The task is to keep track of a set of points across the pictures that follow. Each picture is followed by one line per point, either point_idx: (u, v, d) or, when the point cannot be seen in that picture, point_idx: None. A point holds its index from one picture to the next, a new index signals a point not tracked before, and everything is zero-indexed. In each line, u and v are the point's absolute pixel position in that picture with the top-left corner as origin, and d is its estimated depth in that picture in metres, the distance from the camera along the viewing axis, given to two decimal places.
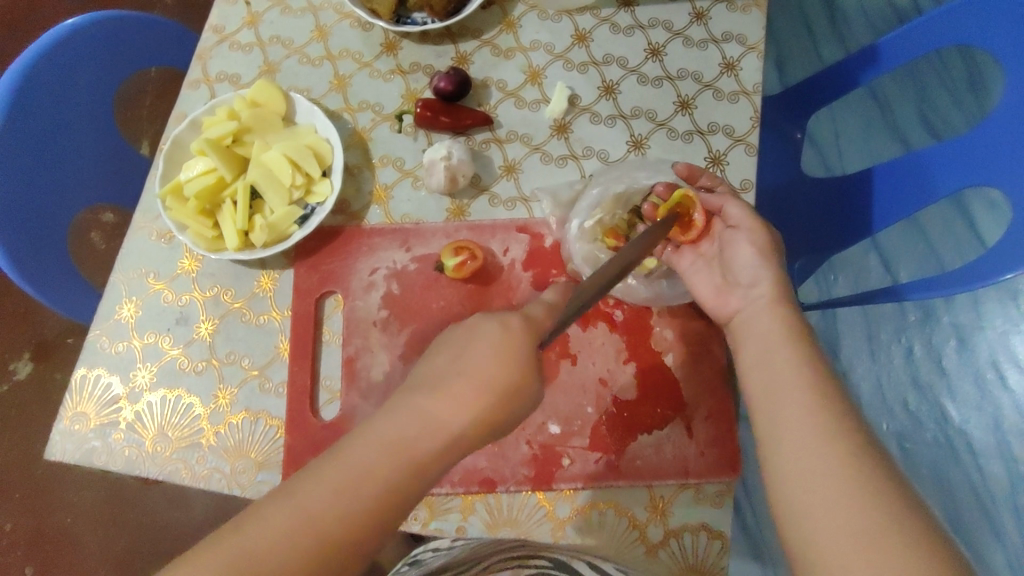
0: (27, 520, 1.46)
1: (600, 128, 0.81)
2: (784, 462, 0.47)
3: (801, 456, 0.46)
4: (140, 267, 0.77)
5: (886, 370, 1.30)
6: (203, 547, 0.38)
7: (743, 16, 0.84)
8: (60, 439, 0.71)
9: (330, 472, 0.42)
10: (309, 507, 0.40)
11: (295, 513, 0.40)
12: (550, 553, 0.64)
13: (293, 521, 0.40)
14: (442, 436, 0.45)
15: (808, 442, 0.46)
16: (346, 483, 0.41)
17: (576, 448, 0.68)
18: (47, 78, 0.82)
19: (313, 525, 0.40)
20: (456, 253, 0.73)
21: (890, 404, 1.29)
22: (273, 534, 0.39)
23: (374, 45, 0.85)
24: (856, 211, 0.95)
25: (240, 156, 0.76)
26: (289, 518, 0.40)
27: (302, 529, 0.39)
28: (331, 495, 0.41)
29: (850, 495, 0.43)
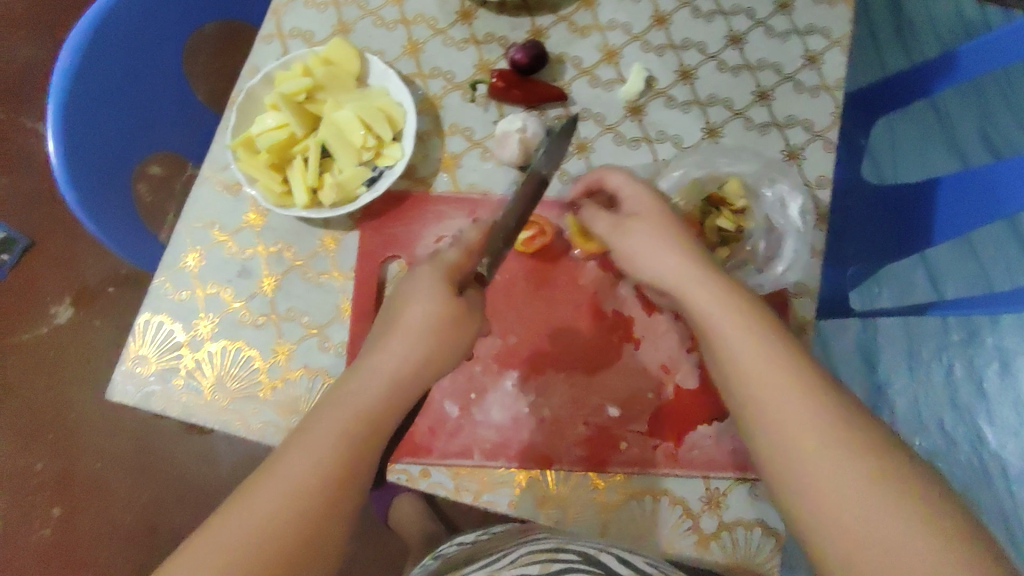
0: (57, 462, 1.49)
1: (675, 113, 0.79)
2: (781, 443, 0.46)
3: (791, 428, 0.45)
4: (205, 217, 0.77)
5: (924, 388, 1.27)
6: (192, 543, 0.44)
7: (829, 9, 0.82)
8: (121, 380, 0.71)
9: (310, 434, 0.50)
10: (283, 491, 0.47)
11: (272, 500, 0.46)
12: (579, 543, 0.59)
13: (277, 500, 0.46)
14: (399, 390, 0.55)
15: (810, 428, 0.45)
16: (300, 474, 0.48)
17: (634, 433, 0.67)
18: (123, 23, 0.82)
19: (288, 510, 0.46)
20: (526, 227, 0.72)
21: (927, 422, 1.26)
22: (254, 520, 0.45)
23: (449, 13, 0.83)
24: (917, 219, 0.93)
25: (312, 113, 0.76)
26: (297, 467, 0.48)
27: (280, 513, 0.46)
28: (293, 481, 0.47)
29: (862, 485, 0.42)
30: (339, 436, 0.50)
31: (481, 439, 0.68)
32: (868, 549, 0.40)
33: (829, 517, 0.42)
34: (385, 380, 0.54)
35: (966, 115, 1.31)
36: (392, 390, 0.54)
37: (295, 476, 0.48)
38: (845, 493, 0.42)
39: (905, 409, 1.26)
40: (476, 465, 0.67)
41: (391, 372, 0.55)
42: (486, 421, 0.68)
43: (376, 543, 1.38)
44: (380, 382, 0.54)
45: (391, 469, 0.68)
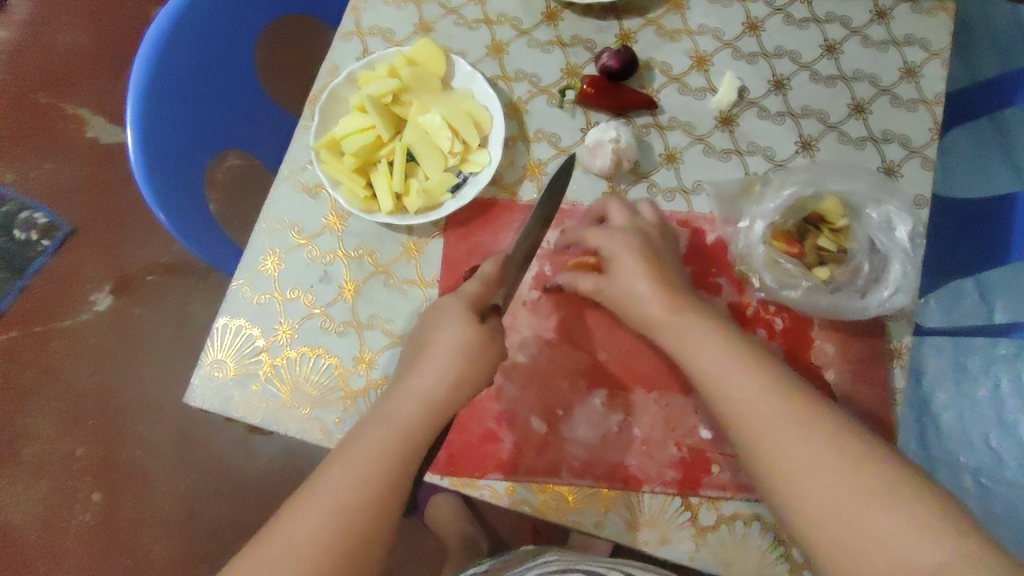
0: (98, 448, 1.50)
1: (768, 124, 0.77)
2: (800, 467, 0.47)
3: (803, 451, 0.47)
4: (284, 219, 0.76)
5: (970, 403, 1.20)
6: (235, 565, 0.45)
7: (928, 19, 0.79)
8: (199, 384, 0.70)
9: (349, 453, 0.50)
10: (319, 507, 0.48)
11: (312, 518, 0.47)
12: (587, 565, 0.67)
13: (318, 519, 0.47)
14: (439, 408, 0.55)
15: (805, 439, 0.48)
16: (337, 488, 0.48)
17: (727, 456, 0.66)
18: (202, 16, 0.81)
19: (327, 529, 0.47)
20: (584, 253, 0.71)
21: (972, 438, 1.19)
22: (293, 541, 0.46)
23: (534, 13, 0.82)
24: (996, 238, 0.88)
25: (398, 115, 0.74)
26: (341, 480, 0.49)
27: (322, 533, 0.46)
28: (333, 495, 0.48)
29: (856, 481, 0.44)
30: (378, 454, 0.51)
31: (569, 457, 0.66)
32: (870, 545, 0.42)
33: (830, 521, 0.44)
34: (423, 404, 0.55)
35: None
36: (432, 408, 0.55)
37: (341, 491, 0.48)
38: (841, 492, 0.45)
39: (950, 424, 1.20)
40: (564, 483, 0.66)
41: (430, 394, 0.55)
42: (574, 437, 0.67)
43: (414, 542, 1.38)
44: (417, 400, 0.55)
45: (476, 484, 0.66)
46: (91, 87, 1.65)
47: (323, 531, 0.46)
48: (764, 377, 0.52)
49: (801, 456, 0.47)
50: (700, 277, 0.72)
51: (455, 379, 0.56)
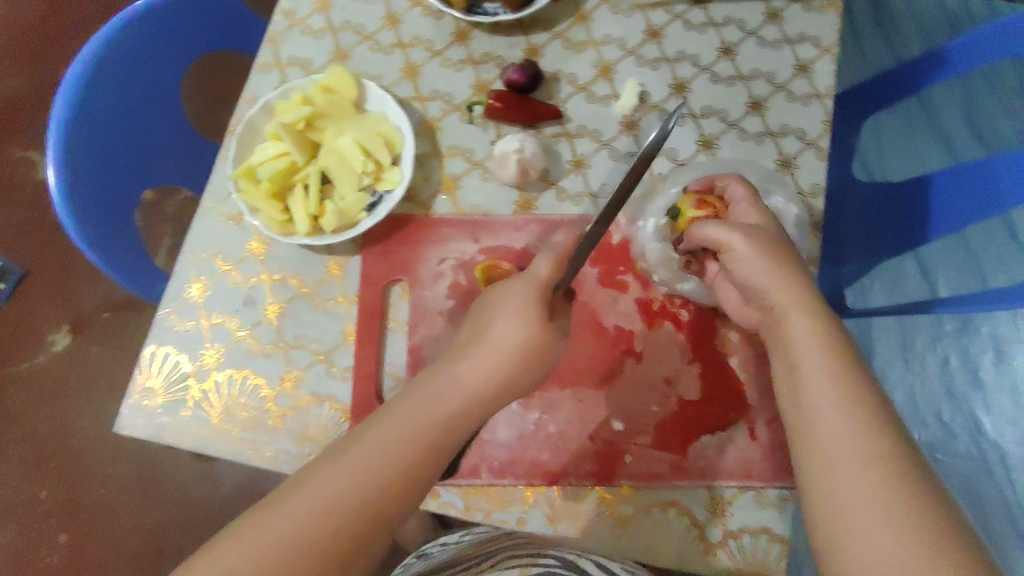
0: (60, 490, 1.49)
1: (671, 126, 0.80)
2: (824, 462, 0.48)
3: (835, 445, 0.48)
4: (209, 247, 0.78)
5: (920, 380, 1.30)
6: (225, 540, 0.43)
7: (818, 17, 0.82)
8: (130, 414, 0.72)
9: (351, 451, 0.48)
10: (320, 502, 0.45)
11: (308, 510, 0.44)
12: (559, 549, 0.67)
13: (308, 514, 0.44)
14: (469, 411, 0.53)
15: (842, 448, 0.47)
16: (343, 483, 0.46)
17: (640, 446, 0.69)
18: (121, 57, 0.83)
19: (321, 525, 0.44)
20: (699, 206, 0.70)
21: (924, 413, 1.28)
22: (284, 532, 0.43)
23: (445, 34, 0.84)
24: (913, 222, 0.94)
25: (312, 140, 0.76)
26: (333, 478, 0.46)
27: (313, 526, 0.44)
28: (333, 491, 0.46)
29: (885, 502, 0.44)
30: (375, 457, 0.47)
31: (489, 458, 0.69)
32: (866, 547, 0.43)
33: (839, 517, 0.45)
34: (436, 409, 0.51)
35: (952, 107, 1.26)
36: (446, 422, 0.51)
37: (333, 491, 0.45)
38: (860, 491, 0.45)
39: (902, 402, 1.28)
40: (486, 483, 0.69)
41: (447, 405, 0.52)
42: (494, 440, 0.70)
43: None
44: (452, 396, 0.53)
45: None
46: (38, 132, 1.66)
47: (303, 536, 0.43)
48: (815, 362, 0.52)
49: (846, 458, 0.47)
50: (608, 277, 0.74)
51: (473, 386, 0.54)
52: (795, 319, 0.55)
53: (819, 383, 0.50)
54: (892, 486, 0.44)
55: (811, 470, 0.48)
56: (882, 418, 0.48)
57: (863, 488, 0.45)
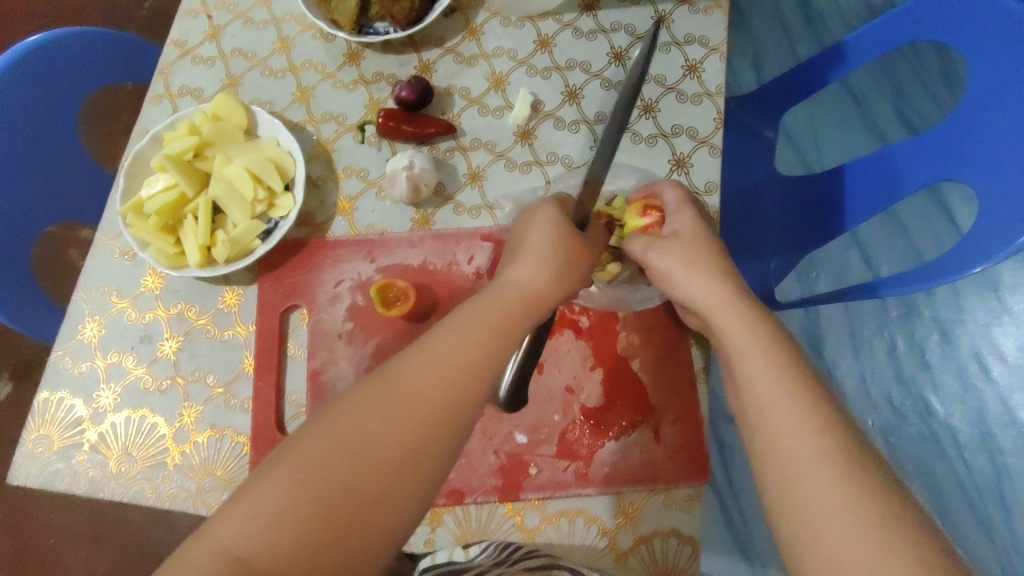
0: (6, 545, 1.35)
1: (565, 133, 0.80)
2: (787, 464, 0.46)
3: (794, 449, 0.46)
4: (103, 285, 0.76)
5: (868, 366, 1.29)
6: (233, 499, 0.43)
7: (705, 18, 0.83)
8: (23, 462, 0.70)
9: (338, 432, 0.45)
10: (319, 467, 0.44)
11: (306, 474, 0.43)
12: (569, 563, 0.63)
13: (304, 479, 0.43)
14: (467, 383, 0.49)
15: (800, 455, 0.45)
16: (345, 447, 0.45)
17: (544, 457, 0.68)
18: (12, 98, 0.82)
19: (316, 492, 0.43)
20: (643, 214, 0.66)
21: (875, 400, 1.28)
22: (280, 498, 0.42)
23: (337, 56, 0.84)
24: (830, 214, 0.94)
25: (202, 171, 0.75)
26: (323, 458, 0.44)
27: (309, 490, 0.43)
28: (330, 455, 0.44)
29: (844, 505, 0.43)
30: (367, 440, 0.45)
31: None
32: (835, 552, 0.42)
33: (808, 522, 0.44)
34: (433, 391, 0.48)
35: (880, 95, 1.33)
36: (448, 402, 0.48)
37: (320, 474, 0.43)
38: (820, 496, 0.44)
39: (853, 390, 1.28)
40: None
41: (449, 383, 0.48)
42: None
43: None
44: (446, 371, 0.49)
45: None
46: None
47: (298, 523, 0.42)
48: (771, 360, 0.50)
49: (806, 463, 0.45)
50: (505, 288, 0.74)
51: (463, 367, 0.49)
52: (728, 316, 0.53)
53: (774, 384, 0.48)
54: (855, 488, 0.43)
55: (770, 477, 0.47)
56: (779, 413, 0.47)
57: (823, 491, 0.44)
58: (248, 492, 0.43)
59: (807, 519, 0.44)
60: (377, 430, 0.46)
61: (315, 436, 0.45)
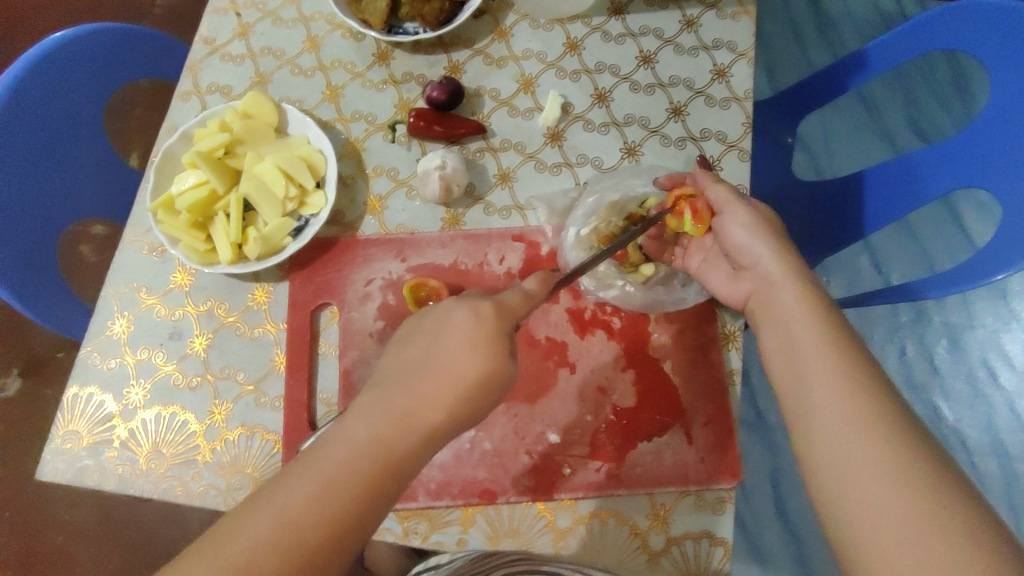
0: (13, 542, 1.33)
1: (594, 135, 0.81)
2: (835, 458, 0.46)
3: (841, 445, 0.46)
4: (132, 281, 0.76)
5: None
6: (195, 553, 0.39)
7: (733, 23, 0.84)
8: (52, 458, 0.69)
9: (263, 514, 0.41)
10: (289, 511, 0.41)
11: (276, 519, 0.40)
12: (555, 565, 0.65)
13: (274, 527, 0.40)
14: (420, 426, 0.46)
15: (851, 448, 0.45)
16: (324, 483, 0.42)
17: (577, 458, 0.68)
18: (39, 91, 0.82)
19: (290, 534, 0.40)
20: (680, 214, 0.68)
21: None
22: (253, 543, 0.39)
23: (366, 55, 0.84)
24: (849, 219, 0.93)
25: (233, 168, 0.75)
26: (245, 551, 0.39)
27: (281, 535, 0.40)
28: (307, 498, 0.41)
29: (902, 498, 0.42)
30: (299, 521, 0.40)
31: (425, 480, 0.68)
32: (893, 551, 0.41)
33: (857, 517, 0.43)
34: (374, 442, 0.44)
35: (894, 103, 1.33)
36: (391, 456, 0.44)
37: (244, 566, 0.39)
38: (869, 487, 0.43)
39: None
40: (422, 506, 0.67)
41: (392, 431, 0.45)
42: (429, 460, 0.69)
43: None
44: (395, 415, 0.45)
45: None
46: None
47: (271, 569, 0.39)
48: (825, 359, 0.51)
49: (852, 459, 0.45)
50: None
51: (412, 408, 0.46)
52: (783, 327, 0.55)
53: (819, 382, 0.49)
54: (912, 480, 0.42)
55: (821, 475, 0.46)
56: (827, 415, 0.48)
57: (872, 489, 0.43)
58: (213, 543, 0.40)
59: (858, 513, 0.43)
60: (354, 464, 0.43)
61: (297, 471, 0.43)
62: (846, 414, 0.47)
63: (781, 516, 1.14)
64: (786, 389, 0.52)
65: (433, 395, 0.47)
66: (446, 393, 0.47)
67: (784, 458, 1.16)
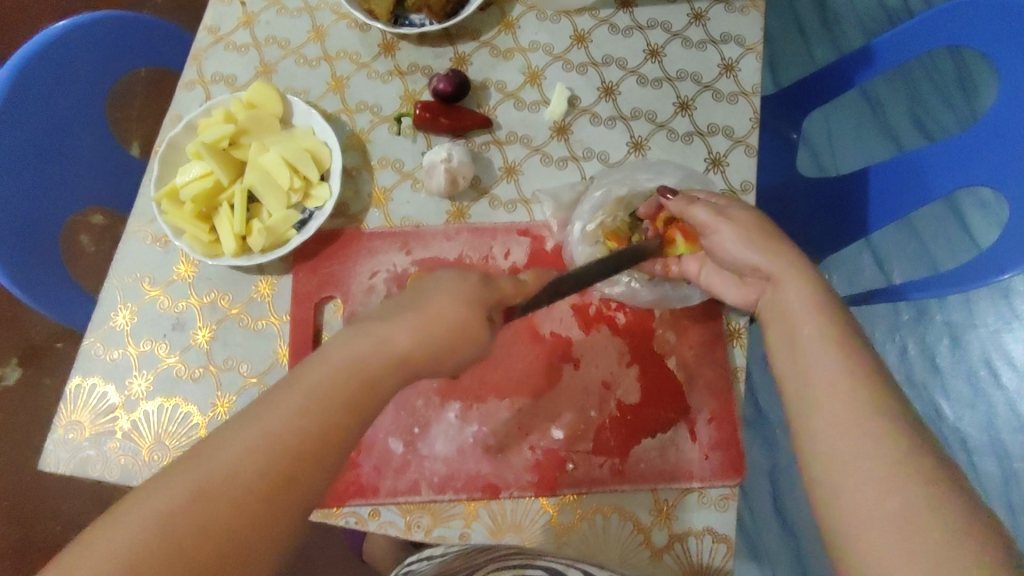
0: (13, 530, 1.33)
1: (601, 129, 0.80)
2: (833, 445, 0.46)
3: (838, 436, 0.46)
4: (135, 272, 0.76)
5: None
6: (180, 462, 0.41)
7: (742, 17, 0.83)
8: (55, 449, 0.69)
9: (246, 429, 0.42)
10: (272, 423, 0.42)
11: (259, 430, 0.42)
12: (547, 558, 0.63)
13: (259, 437, 0.42)
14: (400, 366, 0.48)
15: (850, 443, 0.45)
16: (310, 399, 0.44)
17: (581, 453, 0.68)
18: (40, 80, 0.81)
19: (274, 443, 0.42)
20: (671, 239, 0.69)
21: None
22: (238, 452, 0.41)
23: (372, 46, 0.83)
24: (852, 216, 0.93)
25: (237, 158, 0.74)
26: (230, 463, 0.41)
27: (265, 445, 0.42)
28: (292, 413, 0.43)
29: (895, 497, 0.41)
30: (281, 438, 0.42)
31: (428, 474, 0.68)
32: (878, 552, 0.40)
33: (849, 509, 0.43)
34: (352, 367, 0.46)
35: (898, 100, 1.32)
36: (369, 382, 0.46)
37: (225, 472, 0.40)
38: (865, 479, 0.43)
39: None
40: (426, 500, 0.68)
41: (370, 359, 0.47)
42: (433, 454, 0.69)
43: (323, 548, 1.22)
44: (374, 346, 0.47)
45: (340, 512, 0.68)
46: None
47: (252, 474, 0.41)
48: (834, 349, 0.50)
49: (850, 455, 0.45)
50: None
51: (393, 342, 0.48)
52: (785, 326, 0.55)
53: (819, 373, 0.49)
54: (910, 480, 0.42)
55: (819, 468, 0.46)
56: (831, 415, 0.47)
57: (871, 477, 0.43)
58: (198, 453, 0.41)
59: (851, 503, 0.43)
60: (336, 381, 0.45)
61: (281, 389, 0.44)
62: (847, 404, 0.47)
63: (780, 513, 1.15)
64: (785, 379, 0.52)
65: (416, 334, 0.49)
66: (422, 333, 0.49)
67: (783, 455, 1.15)
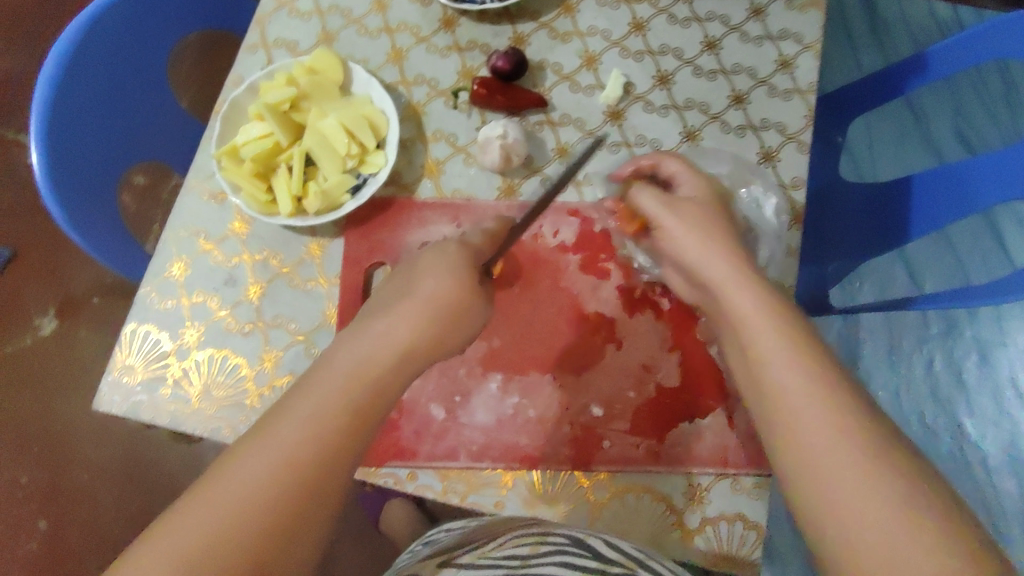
0: (41, 474, 1.37)
1: (654, 117, 0.81)
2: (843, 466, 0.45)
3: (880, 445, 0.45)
4: (190, 226, 0.78)
5: (904, 380, 1.29)
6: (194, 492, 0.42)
7: (801, 14, 0.83)
8: (108, 391, 0.71)
9: (262, 449, 0.43)
10: (282, 448, 0.44)
11: (271, 457, 0.43)
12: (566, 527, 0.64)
13: (271, 468, 0.43)
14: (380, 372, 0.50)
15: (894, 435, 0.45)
16: (311, 426, 0.45)
17: (617, 432, 0.69)
18: (108, 33, 0.83)
19: (287, 467, 0.43)
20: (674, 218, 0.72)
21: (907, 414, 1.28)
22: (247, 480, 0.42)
23: (432, 21, 0.85)
24: (891, 220, 0.92)
25: (297, 122, 0.76)
26: (254, 485, 0.42)
27: (279, 470, 0.43)
28: (299, 434, 0.44)
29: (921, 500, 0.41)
30: (291, 457, 0.43)
31: (467, 441, 0.69)
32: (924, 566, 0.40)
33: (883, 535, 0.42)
34: (345, 386, 0.48)
35: (941, 113, 1.31)
36: (366, 400, 0.48)
37: (242, 500, 0.41)
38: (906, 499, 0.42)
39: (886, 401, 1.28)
40: (463, 466, 0.69)
41: (357, 374, 0.49)
42: (472, 422, 0.70)
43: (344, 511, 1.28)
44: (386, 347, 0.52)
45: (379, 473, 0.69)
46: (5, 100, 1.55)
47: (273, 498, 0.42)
48: None
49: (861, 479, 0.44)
50: (590, 263, 0.75)
51: (401, 348, 0.53)
52: None
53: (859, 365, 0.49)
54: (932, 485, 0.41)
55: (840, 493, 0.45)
56: None
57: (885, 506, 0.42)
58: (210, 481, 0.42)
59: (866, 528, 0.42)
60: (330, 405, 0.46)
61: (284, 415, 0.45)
62: None
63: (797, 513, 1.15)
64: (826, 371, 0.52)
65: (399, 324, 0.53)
66: (430, 331, 0.55)
67: None
